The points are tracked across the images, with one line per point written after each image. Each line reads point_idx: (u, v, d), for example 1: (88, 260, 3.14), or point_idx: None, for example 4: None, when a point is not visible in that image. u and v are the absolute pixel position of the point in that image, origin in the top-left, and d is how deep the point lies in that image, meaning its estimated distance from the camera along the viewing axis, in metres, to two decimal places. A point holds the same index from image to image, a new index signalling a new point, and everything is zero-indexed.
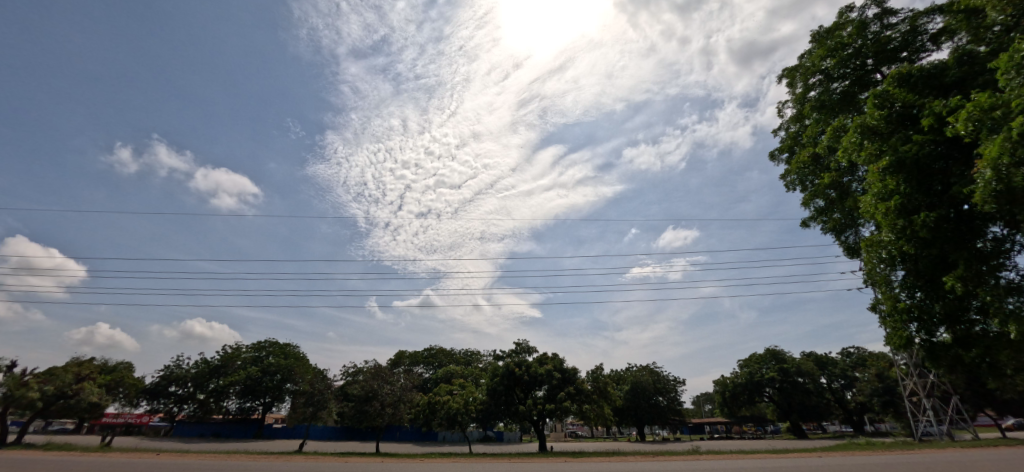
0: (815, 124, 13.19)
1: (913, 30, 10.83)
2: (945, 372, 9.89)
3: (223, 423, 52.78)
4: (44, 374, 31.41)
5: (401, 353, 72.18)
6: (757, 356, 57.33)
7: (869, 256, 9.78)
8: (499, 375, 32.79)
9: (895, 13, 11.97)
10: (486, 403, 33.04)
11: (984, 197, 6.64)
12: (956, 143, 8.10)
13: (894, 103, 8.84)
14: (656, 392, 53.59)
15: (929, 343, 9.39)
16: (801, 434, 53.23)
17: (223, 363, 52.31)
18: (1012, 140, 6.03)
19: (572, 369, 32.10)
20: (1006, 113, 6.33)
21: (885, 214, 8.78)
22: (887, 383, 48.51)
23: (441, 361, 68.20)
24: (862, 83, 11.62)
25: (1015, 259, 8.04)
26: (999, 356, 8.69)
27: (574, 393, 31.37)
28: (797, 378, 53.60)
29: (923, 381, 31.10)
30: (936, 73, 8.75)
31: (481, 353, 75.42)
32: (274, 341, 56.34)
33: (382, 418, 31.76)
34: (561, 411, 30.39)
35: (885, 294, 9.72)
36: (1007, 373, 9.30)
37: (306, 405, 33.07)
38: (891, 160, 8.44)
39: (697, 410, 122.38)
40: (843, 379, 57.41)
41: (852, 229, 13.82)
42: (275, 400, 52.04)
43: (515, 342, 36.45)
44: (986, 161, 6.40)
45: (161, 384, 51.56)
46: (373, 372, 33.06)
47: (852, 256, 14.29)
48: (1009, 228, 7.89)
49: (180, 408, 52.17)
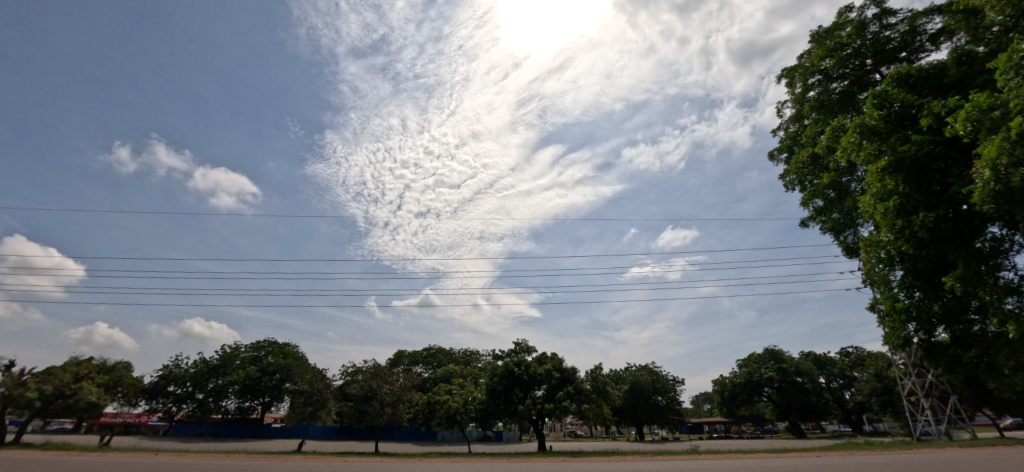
0: (814, 124, 13.21)
1: (911, 30, 10.85)
2: (944, 372, 9.91)
3: (222, 423, 52.72)
4: (43, 374, 31.34)
5: (400, 353, 72.12)
6: (756, 355, 57.40)
7: (867, 256, 9.80)
8: (499, 375, 32.78)
9: (894, 13, 11.99)
10: (485, 403, 33.00)
11: (982, 198, 6.67)
12: (955, 143, 8.12)
13: (893, 104, 8.86)
14: (655, 392, 53.62)
15: (928, 343, 9.40)
16: (800, 434, 53.29)
17: (222, 362, 52.25)
18: (1010, 140, 6.05)
19: (571, 368, 32.11)
20: (1005, 113, 6.35)
21: (884, 214, 8.80)
22: (885, 382, 48.58)
23: (440, 361, 68.18)
24: (861, 83, 11.66)
25: (1013, 259, 8.07)
26: (997, 356, 8.72)
27: (574, 392, 31.40)
28: (796, 378, 53.67)
29: (921, 381, 31.24)
30: (935, 73, 8.77)
31: (480, 353, 75.44)
32: (273, 340, 56.29)
33: (382, 418, 31.75)
34: (560, 410, 30.39)
35: (883, 294, 9.74)
36: (1005, 372, 9.31)
37: (305, 405, 33.00)
38: (890, 160, 8.46)
39: (695, 410, 122.53)
40: (841, 379, 57.54)
41: (851, 229, 13.84)
42: (274, 399, 52.00)
43: (514, 342, 36.43)
44: (985, 161, 6.41)
45: (159, 384, 51.44)
46: (373, 371, 33.04)
47: (850, 256, 14.31)
48: (1008, 228, 7.90)
49: (178, 408, 52.09)
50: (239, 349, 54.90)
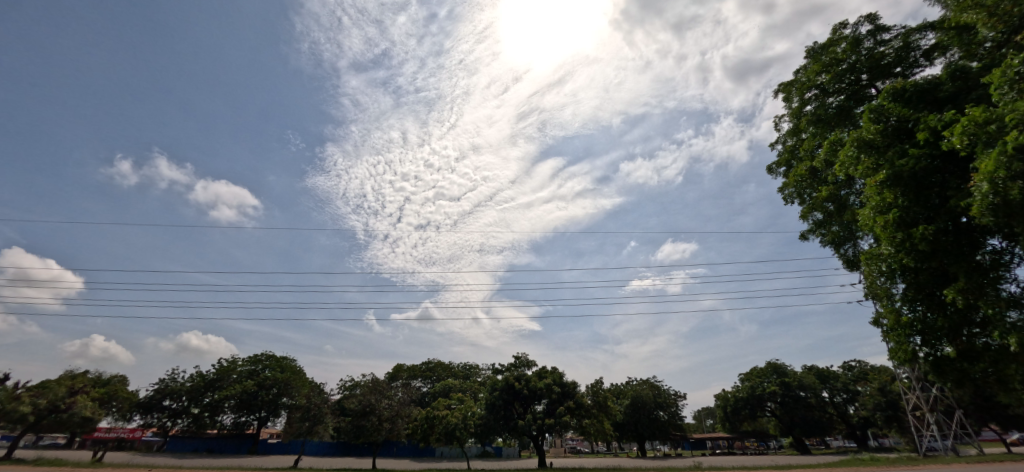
0: (812, 138, 13.20)
1: (906, 46, 10.95)
2: (951, 387, 9.80)
3: (217, 438, 51.99)
4: (37, 388, 30.97)
5: (398, 366, 71.41)
6: (757, 370, 56.87)
7: (869, 269, 9.79)
8: (498, 389, 32.37)
9: (888, 30, 12.17)
10: (484, 418, 32.24)
11: (981, 210, 6.66)
12: (952, 157, 8.17)
13: (889, 118, 8.96)
14: (656, 407, 53.00)
15: (934, 358, 9.30)
16: (804, 450, 52.51)
17: (218, 376, 51.81)
18: (1007, 154, 6.07)
19: (572, 382, 31.82)
20: (1001, 127, 6.37)
21: (884, 227, 8.78)
22: (890, 397, 48.05)
23: (439, 375, 67.58)
24: (857, 98, 11.80)
25: (1014, 272, 8.04)
26: (1006, 370, 8.56)
27: (574, 407, 30.88)
28: (798, 392, 53.08)
29: (925, 396, 30.79)
30: (931, 87, 8.78)
31: (480, 366, 74.74)
32: (271, 354, 55.91)
33: (381, 433, 31.25)
34: (561, 425, 29.90)
35: (886, 309, 9.67)
36: (1015, 386, 9.13)
37: (303, 420, 32.23)
38: (888, 174, 8.48)
39: (698, 425, 122.56)
40: (845, 393, 56.70)
41: (850, 242, 13.81)
42: (271, 414, 51.52)
43: (512, 354, 35.96)
44: (983, 174, 6.39)
45: (155, 398, 50.70)
46: (372, 385, 32.79)
47: (851, 269, 14.26)
48: (1008, 240, 7.90)
49: (173, 422, 51.36)
50: (236, 362, 54.39)
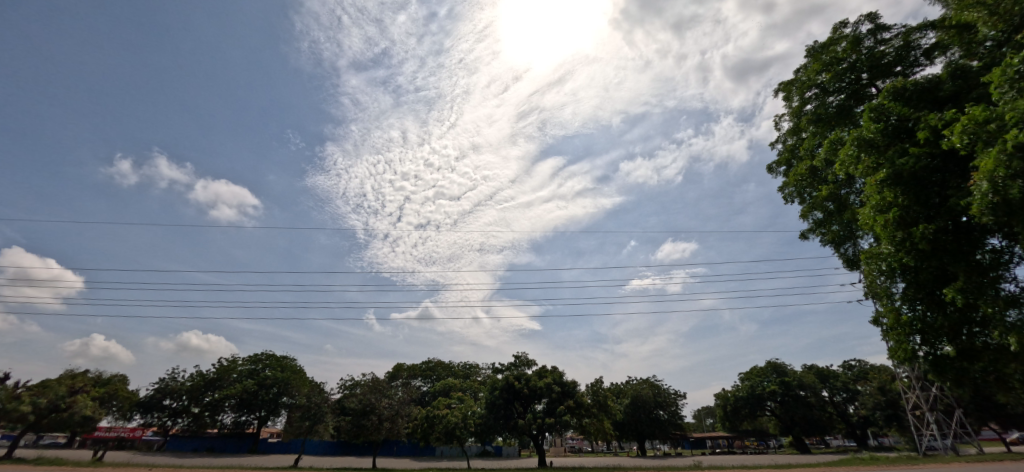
0: (813, 137, 13.19)
1: (906, 45, 10.94)
2: (951, 386, 9.78)
3: (218, 438, 52.04)
4: (37, 387, 30.89)
5: (398, 365, 71.43)
6: (757, 369, 56.92)
7: (869, 268, 9.78)
8: (499, 388, 32.37)
9: (888, 29, 12.16)
10: (484, 418, 32.20)
11: (981, 209, 6.68)
12: (953, 157, 8.16)
13: (889, 117, 8.93)
14: (656, 406, 53.04)
15: (934, 357, 9.30)
16: (803, 449, 52.58)
17: (218, 376, 51.88)
18: (1007, 152, 6.06)
19: (572, 382, 31.83)
20: (1001, 125, 6.36)
21: (884, 226, 8.78)
22: (889, 396, 48.08)
23: (439, 374, 67.62)
24: (857, 97, 11.80)
25: (1013, 271, 8.04)
26: (1005, 368, 8.56)
27: (574, 406, 30.90)
28: (798, 391, 53.11)
29: (926, 395, 30.79)
30: (930, 87, 8.78)
31: (481, 366, 74.78)
32: (271, 353, 55.93)
33: (381, 432, 31.25)
34: (561, 424, 29.90)
35: (885, 308, 9.67)
36: (1015, 385, 9.11)
37: (303, 419, 32.25)
38: (888, 173, 8.47)
39: (698, 424, 122.99)
40: (845, 393, 56.68)
41: (850, 241, 13.80)
42: (270, 413, 51.49)
43: (512, 353, 35.94)
44: (982, 173, 6.39)
45: (155, 398, 50.71)
46: (372, 384, 32.80)
47: (851, 268, 14.26)
48: (1008, 240, 7.89)
49: (173, 422, 51.42)
50: (236, 362, 54.40)
